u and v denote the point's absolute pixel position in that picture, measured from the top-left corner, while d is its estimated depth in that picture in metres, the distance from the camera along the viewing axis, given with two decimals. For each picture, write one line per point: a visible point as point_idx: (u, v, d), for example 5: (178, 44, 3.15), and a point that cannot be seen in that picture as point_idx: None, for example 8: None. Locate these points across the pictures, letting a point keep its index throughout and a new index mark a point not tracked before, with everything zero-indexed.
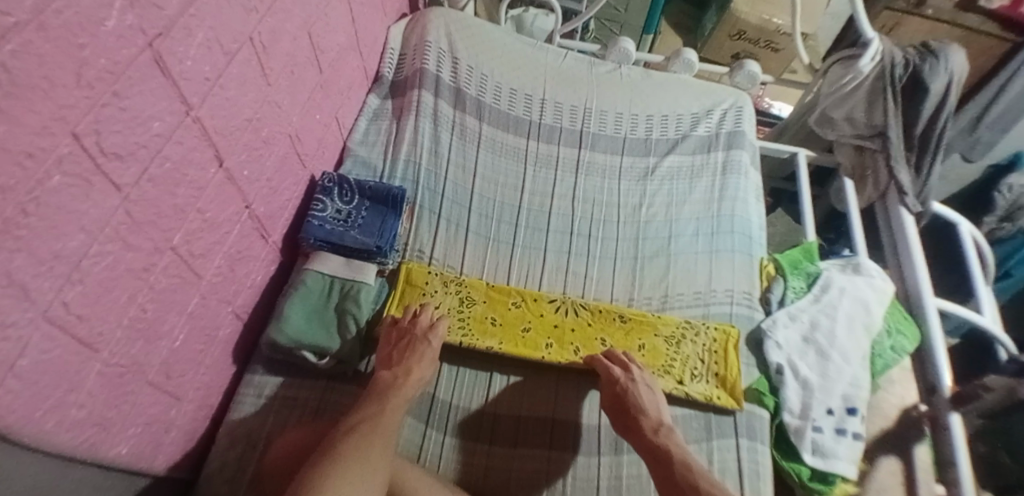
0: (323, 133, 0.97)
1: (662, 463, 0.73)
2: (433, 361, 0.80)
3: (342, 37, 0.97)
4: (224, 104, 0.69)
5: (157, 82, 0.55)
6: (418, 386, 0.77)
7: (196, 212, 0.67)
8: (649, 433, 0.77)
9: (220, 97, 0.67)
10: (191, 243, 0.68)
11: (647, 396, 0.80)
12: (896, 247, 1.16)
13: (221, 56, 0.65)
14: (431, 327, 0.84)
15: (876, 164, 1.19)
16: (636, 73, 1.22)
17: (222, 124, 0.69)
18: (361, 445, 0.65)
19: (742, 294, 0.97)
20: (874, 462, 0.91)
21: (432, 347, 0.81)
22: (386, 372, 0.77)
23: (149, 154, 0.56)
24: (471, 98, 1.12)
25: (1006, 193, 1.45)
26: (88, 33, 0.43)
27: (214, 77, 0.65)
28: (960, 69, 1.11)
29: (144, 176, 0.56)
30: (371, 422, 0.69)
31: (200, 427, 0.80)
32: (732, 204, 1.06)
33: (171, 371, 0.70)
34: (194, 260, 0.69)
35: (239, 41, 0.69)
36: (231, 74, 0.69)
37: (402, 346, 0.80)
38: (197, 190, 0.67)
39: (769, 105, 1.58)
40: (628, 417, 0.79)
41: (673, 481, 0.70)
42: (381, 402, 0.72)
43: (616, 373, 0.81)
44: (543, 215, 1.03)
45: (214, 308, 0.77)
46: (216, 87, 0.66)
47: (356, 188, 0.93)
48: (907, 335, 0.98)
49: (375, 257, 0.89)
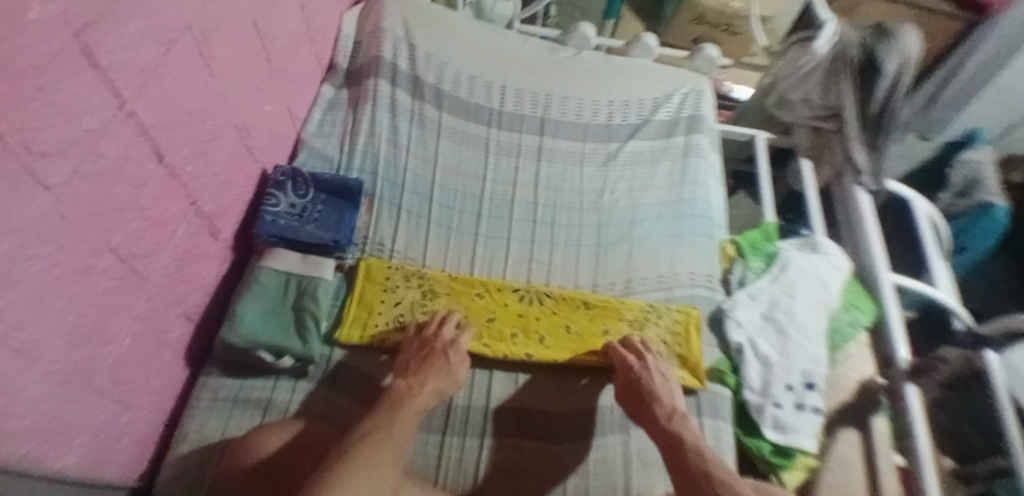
0: (274, 125, 0.94)
1: (675, 453, 0.72)
2: (450, 376, 0.78)
3: (292, 25, 0.94)
4: (164, 97, 0.65)
5: (84, 74, 0.50)
6: (433, 397, 0.75)
7: (137, 211, 0.64)
8: (664, 423, 0.76)
9: (158, 90, 0.64)
10: (132, 244, 0.65)
11: (664, 391, 0.79)
12: (852, 225, 1.19)
13: (158, 47, 0.62)
14: (453, 340, 0.81)
15: (832, 146, 1.22)
16: (597, 59, 1.21)
17: (162, 118, 0.65)
18: (371, 453, 0.62)
19: (704, 276, 0.98)
20: (834, 435, 0.93)
21: (452, 362, 0.79)
22: (401, 381, 0.76)
23: (81, 152, 0.53)
24: (430, 86, 1.10)
25: (960, 170, 1.52)
26: (10, 21, 0.38)
27: (151, 69, 0.62)
28: (914, 48, 1.10)
29: (75, 175, 0.53)
30: (383, 431, 0.66)
31: (153, 434, 0.77)
32: (694, 187, 1.08)
33: (119, 377, 0.67)
34: (137, 261, 0.66)
35: (176, 31, 0.65)
36: (171, 64, 0.65)
37: (423, 357, 0.79)
38: (138, 187, 0.64)
39: (730, 90, 1.57)
40: (643, 409, 0.78)
41: (687, 471, 0.69)
42: (393, 411, 0.70)
43: (633, 367, 0.81)
44: (506, 203, 1.02)
45: (162, 310, 0.74)
46: (154, 79, 0.62)
47: (311, 181, 0.90)
48: (863, 309, 1.02)
49: (332, 252, 0.87)
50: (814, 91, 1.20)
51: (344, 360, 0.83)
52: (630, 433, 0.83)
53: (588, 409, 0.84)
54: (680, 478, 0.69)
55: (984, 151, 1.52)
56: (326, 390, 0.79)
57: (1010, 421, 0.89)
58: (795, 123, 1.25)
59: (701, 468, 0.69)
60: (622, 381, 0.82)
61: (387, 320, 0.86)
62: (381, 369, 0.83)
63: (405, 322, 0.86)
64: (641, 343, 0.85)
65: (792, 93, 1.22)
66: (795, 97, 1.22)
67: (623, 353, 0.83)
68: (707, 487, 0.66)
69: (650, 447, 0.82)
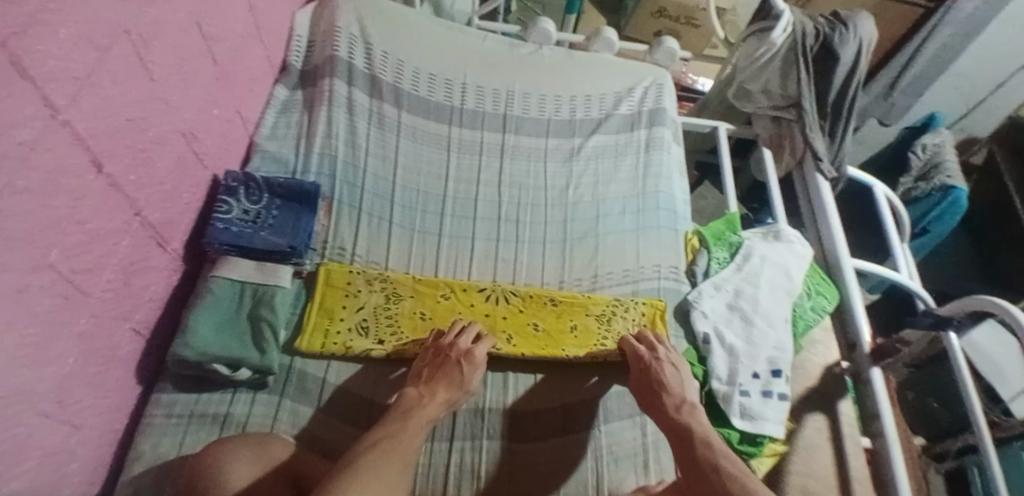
0: (224, 129, 0.90)
1: (687, 444, 0.71)
2: (463, 388, 0.76)
3: (240, 26, 0.91)
4: (101, 105, 0.60)
5: (15, 86, 0.47)
6: (443, 408, 0.73)
7: (76, 223, 0.59)
8: (676, 416, 0.75)
9: (94, 98, 0.58)
10: (73, 260, 0.59)
11: (678, 387, 0.79)
12: (815, 212, 1.20)
13: (92, 52, 0.57)
14: (469, 351, 0.79)
15: (792, 135, 1.23)
16: (558, 54, 1.21)
17: (100, 126, 0.60)
18: (380, 461, 0.61)
19: (669, 268, 0.99)
20: (801, 420, 0.94)
21: (466, 375, 0.77)
22: (412, 389, 0.75)
23: (13, 166, 0.48)
24: (388, 85, 1.09)
25: (920, 154, 1.54)
26: None
27: (84, 75, 0.56)
28: (868, 36, 1.15)
29: (9, 188, 0.48)
30: (392, 440, 0.64)
31: (106, 455, 0.72)
32: (656, 180, 1.09)
33: (65, 398, 0.62)
34: (79, 278, 0.61)
35: (111, 36, 0.59)
36: (105, 72, 0.59)
37: (437, 366, 0.77)
38: (76, 199, 0.58)
39: (694, 81, 1.64)
40: (656, 404, 0.78)
41: (694, 461, 0.68)
42: (404, 420, 0.69)
43: (649, 363, 0.82)
44: (470, 202, 1.02)
45: (109, 327, 0.68)
46: (87, 87, 0.57)
47: (265, 186, 0.88)
48: (827, 295, 1.02)
49: (290, 258, 0.84)
50: (773, 80, 1.20)
51: (306, 369, 0.80)
52: (602, 429, 0.82)
53: (559, 407, 0.84)
54: (688, 469, 0.68)
55: (944, 135, 1.55)
56: (287, 401, 0.77)
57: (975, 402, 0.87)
58: (756, 112, 1.26)
59: (711, 462, 0.66)
60: (636, 378, 0.82)
61: (349, 325, 0.84)
62: (345, 377, 0.81)
63: (369, 327, 0.84)
64: (661, 342, 0.85)
65: (751, 84, 1.22)
66: (754, 88, 1.22)
67: (642, 347, 0.84)
68: (716, 478, 0.64)
69: (621, 442, 0.81)
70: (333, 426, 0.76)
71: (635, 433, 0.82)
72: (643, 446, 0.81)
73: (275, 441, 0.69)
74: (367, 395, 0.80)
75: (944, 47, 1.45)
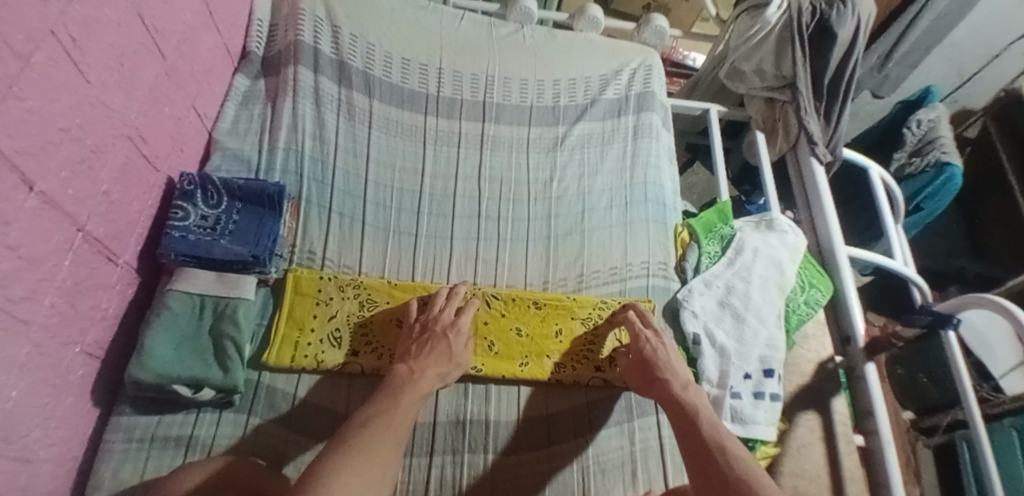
0: (176, 128, 0.83)
1: (686, 416, 0.68)
2: (452, 359, 0.73)
3: (188, 14, 0.82)
4: (26, 119, 0.52)
5: None
6: (436, 382, 0.70)
7: (7, 249, 0.51)
8: (672, 386, 0.72)
9: (17, 111, 0.51)
10: (7, 287, 0.52)
11: (678, 363, 0.76)
12: (808, 198, 1.15)
13: (12, 60, 0.49)
14: (453, 322, 0.77)
15: (786, 116, 1.17)
16: (540, 36, 1.16)
17: (26, 140, 0.52)
18: (375, 438, 0.58)
19: (657, 265, 0.95)
20: (794, 420, 0.92)
21: (454, 346, 0.74)
22: (402, 365, 0.71)
23: None
24: (357, 72, 1.01)
25: (915, 128, 1.47)
26: None
27: (3, 87, 0.48)
28: (867, 12, 1.09)
29: None
30: (386, 417, 0.61)
31: (65, 484, 0.65)
32: (645, 170, 1.04)
33: (11, 433, 0.55)
34: (16, 306, 0.54)
35: (33, 39, 0.52)
36: (28, 83, 0.52)
37: (425, 341, 0.74)
38: (3, 223, 0.51)
39: (684, 57, 1.58)
40: (652, 378, 0.75)
41: (697, 435, 0.65)
42: (395, 396, 0.65)
43: (640, 336, 0.79)
44: (447, 198, 0.96)
45: (56, 353, 0.61)
46: (10, 100, 0.49)
47: (222, 189, 0.81)
48: (821, 288, 0.98)
49: (252, 267, 0.79)
50: (767, 60, 1.13)
51: (276, 385, 0.76)
52: (589, 439, 0.79)
53: (543, 416, 0.80)
54: (688, 441, 0.65)
55: (940, 109, 1.46)
56: (256, 419, 0.72)
57: (970, 399, 0.85)
58: (750, 94, 1.21)
59: (714, 436, 0.64)
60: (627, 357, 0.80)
61: (320, 336, 0.79)
62: (316, 391, 0.76)
63: (342, 338, 0.80)
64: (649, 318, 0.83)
65: (744, 64, 1.17)
66: (747, 68, 1.16)
67: (641, 328, 0.80)
68: (718, 454, 0.62)
69: (608, 451, 0.78)
70: (302, 444, 0.72)
71: (621, 441, 0.79)
72: (631, 454, 0.78)
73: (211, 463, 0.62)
74: (339, 408, 0.76)
75: (940, 16, 1.36)
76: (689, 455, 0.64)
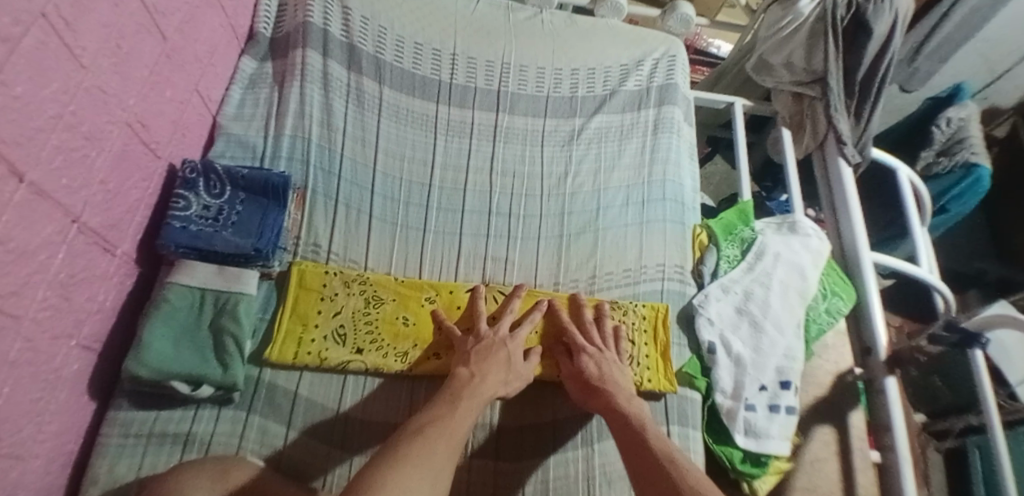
0: (178, 113, 0.80)
1: (632, 430, 0.67)
2: (511, 369, 0.72)
3: None
4: (13, 107, 0.49)
5: None
6: (497, 388, 0.70)
7: None
8: (617, 399, 0.71)
9: (4, 99, 0.47)
10: None
11: (620, 377, 0.75)
12: (832, 196, 1.10)
13: None
14: (512, 336, 0.76)
15: (814, 112, 1.11)
16: (559, 20, 1.10)
17: (13, 130, 0.49)
18: (425, 444, 0.56)
19: (673, 268, 0.91)
20: (808, 433, 0.89)
21: (513, 355, 0.74)
22: (463, 368, 0.70)
23: None
24: (368, 56, 0.97)
25: (945, 127, 1.37)
26: None
27: None
28: (905, 6, 1.02)
29: None
30: (437, 427, 0.60)
31: (59, 478, 0.64)
32: (664, 166, 1.00)
33: None
34: (4, 302, 0.51)
35: (21, 22, 0.48)
36: (16, 69, 0.48)
37: (484, 350, 0.73)
38: None
39: (708, 44, 1.53)
40: (591, 388, 0.73)
41: (645, 450, 0.64)
42: (451, 403, 0.65)
43: (584, 350, 0.76)
44: (457, 192, 0.93)
45: (49, 348, 0.59)
46: None
47: (225, 177, 0.79)
48: (843, 296, 0.94)
49: (254, 261, 0.77)
50: (797, 53, 1.08)
51: (276, 382, 0.74)
52: (594, 447, 0.77)
53: (550, 422, 0.78)
54: (633, 453, 0.64)
55: (971, 108, 1.36)
56: (255, 417, 0.71)
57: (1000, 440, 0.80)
58: (777, 88, 1.15)
59: (662, 447, 0.64)
60: (569, 363, 0.77)
61: (324, 333, 0.77)
62: (317, 388, 0.74)
63: (346, 335, 0.77)
64: (604, 327, 0.80)
65: (772, 56, 1.11)
66: (776, 61, 1.11)
67: (585, 343, 0.77)
68: (667, 462, 0.62)
69: (615, 461, 0.76)
70: (306, 446, 0.70)
71: None
72: None
73: (228, 462, 0.61)
74: (341, 409, 0.74)
75: (979, 8, 1.27)
76: (635, 471, 0.63)
